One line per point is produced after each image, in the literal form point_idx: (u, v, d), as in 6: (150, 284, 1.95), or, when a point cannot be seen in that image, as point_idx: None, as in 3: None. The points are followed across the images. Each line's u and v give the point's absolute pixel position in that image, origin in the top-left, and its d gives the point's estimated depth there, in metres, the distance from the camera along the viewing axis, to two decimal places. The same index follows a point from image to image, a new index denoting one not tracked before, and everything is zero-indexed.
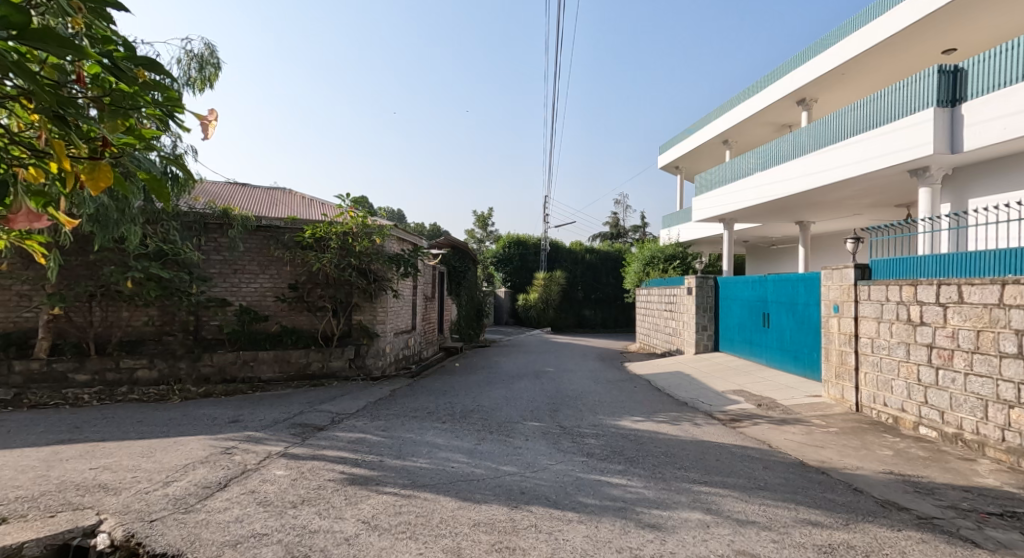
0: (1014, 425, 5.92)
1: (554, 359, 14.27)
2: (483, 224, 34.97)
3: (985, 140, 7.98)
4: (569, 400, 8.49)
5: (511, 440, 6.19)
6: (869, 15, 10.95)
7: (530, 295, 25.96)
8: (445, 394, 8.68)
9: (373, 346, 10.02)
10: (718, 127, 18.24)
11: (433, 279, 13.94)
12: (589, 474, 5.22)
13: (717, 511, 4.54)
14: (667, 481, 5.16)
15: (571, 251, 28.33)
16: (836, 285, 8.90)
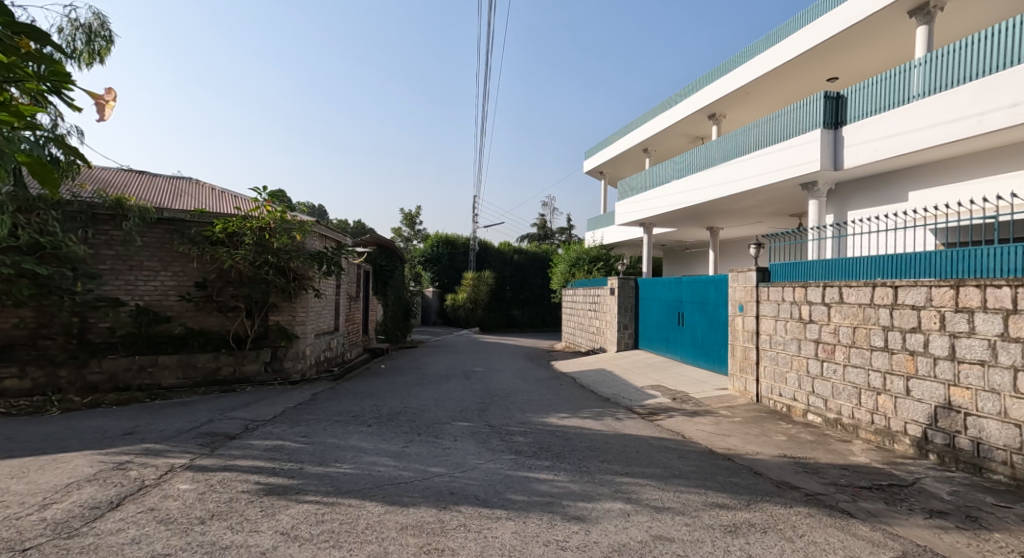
0: (880, 409, 6.82)
1: (482, 359, 14.67)
2: (411, 222, 34.82)
3: (861, 160, 9.08)
4: (497, 399, 8.92)
5: (440, 441, 6.54)
6: (768, 41, 12.04)
7: (458, 295, 26.14)
8: (372, 396, 8.88)
9: (292, 348, 10.03)
10: (639, 135, 19.25)
11: (357, 279, 13.99)
12: (517, 471, 5.65)
13: (636, 500, 5.08)
14: (591, 474, 5.67)
15: (499, 252, 28.91)
16: (740, 286, 9.79)
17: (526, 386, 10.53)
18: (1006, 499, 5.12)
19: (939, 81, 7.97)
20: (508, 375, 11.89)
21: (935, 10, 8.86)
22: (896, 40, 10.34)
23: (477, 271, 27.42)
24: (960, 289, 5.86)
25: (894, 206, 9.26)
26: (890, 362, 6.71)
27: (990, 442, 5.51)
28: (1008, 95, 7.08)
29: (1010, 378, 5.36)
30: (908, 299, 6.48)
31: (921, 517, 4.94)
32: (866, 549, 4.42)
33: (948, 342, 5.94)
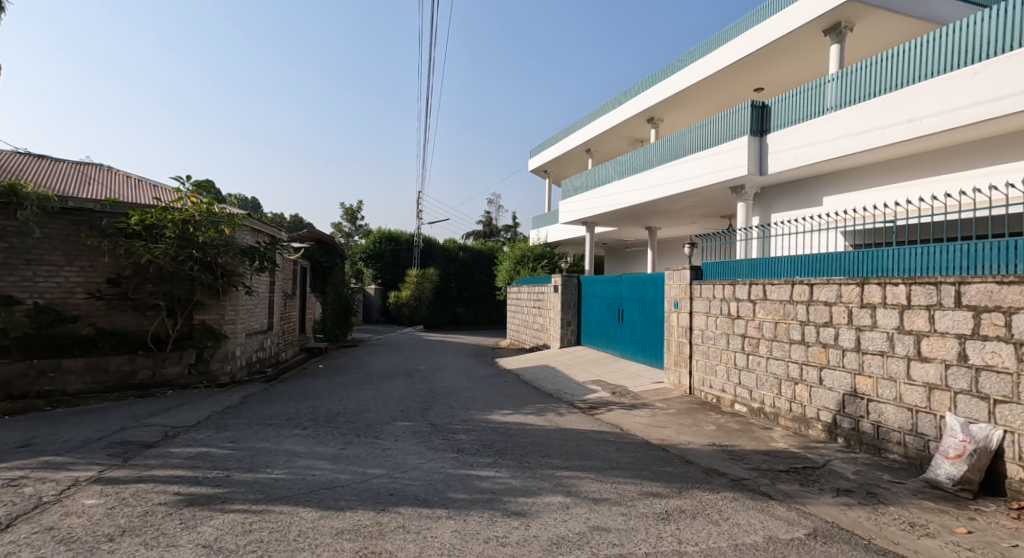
0: (798, 398, 7.35)
1: (426, 357, 14.72)
2: (352, 217, 34.26)
3: (781, 166, 9.72)
4: (441, 397, 9.09)
5: (380, 441, 6.23)
6: (702, 51, 12.64)
7: (402, 293, 25.90)
8: (307, 398, 8.64)
9: (219, 350, 9.49)
10: (581, 137, 19.75)
11: (293, 275, 13.70)
12: (458, 470, 5.38)
13: (576, 493, 5.00)
14: (532, 469, 5.53)
15: (444, 249, 28.90)
16: (676, 284, 10.27)
17: (470, 384, 10.70)
18: (900, 476, 5.61)
19: (850, 95, 8.68)
20: (453, 373, 12.02)
21: (846, 30, 9.68)
22: (813, 57, 11.17)
23: (421, 268, 27.30)
24: (864, 286, 6.39)
25: (810, 210, 9.95)
26: (805, 353, 7.25)
27: (888, 425, 6.04)
28: (905, 111, 7.78)
29: (905, 367, 5.87)
30: (822, 295, 7.01)
31: (830, 495, 5.27)
32: (782, 528, 4.59)
33: (855, 335, 6.49)
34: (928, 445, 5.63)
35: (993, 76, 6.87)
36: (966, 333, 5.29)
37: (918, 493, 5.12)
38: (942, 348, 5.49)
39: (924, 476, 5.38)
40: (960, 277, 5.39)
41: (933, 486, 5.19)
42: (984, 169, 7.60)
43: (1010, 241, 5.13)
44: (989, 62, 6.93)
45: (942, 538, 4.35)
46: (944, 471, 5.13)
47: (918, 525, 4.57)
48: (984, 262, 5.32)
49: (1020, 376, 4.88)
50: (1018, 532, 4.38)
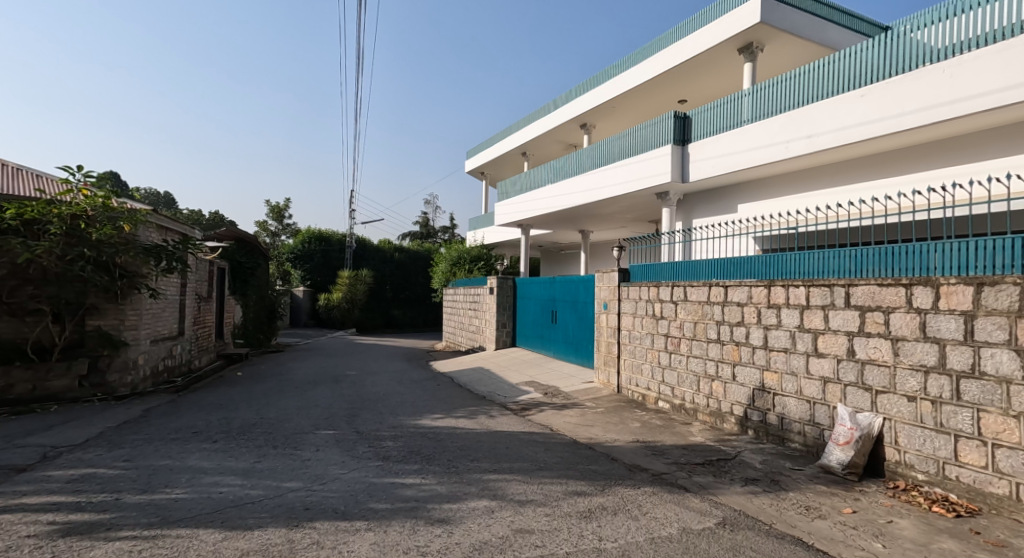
0: (714, 393, 7.76)
1: (358, 362, 14.50)
2: (278, 216, 33.11)
3: (700, 175, 10.23)
4: (370, 403, 9.06)
5: (300, 452, 6.14)
6: (630, 62, 13.13)
7: (332, 296, 25.14)
8: (221, 409, 8.33)
9: (117, 358, 8.84)
10: (516, 141, 20.05)
11: (209, 277, 13.18)
12: (382, 478, 5.41)
13: (501, 496, 5.13)
14: (460, 474, 5.62)
15: (379, 250, 28.52)
16: (605, 285, 10.58)
17: (401, 389, 10.64)
18: (800, 463, 6.06)
19: (760, 112, 9.29)
20: (384, 377, 11.92)
21: (757, 51, 10.44)
22: (729, 74, 11.97)
23: (355, 270, 26.80)
24: (771, 288, 6.86)
25: (726, 217, 10.51)
26: (721, 352, 7.66)
27: (790, 416, 6.50)
28: (805, 127, 8.41)
29: (805, 362, 6.34)
30: (735, 297, 7.43)
31: (739, 485, 5.62)
32: (695, 518, 4.89)
33: (763, 333, 6.93)
34: (823, 433, 6.11)
35: (878, 99, 7.54)
36: (855, 330, 5.77)
37: (814, 478, 5.56)
38: (835, 344, 5.96)
39: (821, 463, 5.82)
40: (849, 279, 5.88)
41: (827, 471, 5.64)
42: (875, 182, 8.27)
43: (888, 247, 5.61)
44: (873, 87, 7.62)
45: (831, 519, 4.75)
46: (835, 457, 5.59)
47: (813, 508, 4.97)
48: (867, 266, 5.80)
49: (896, 368, 5.36)
50: (894, 509, 4.85)
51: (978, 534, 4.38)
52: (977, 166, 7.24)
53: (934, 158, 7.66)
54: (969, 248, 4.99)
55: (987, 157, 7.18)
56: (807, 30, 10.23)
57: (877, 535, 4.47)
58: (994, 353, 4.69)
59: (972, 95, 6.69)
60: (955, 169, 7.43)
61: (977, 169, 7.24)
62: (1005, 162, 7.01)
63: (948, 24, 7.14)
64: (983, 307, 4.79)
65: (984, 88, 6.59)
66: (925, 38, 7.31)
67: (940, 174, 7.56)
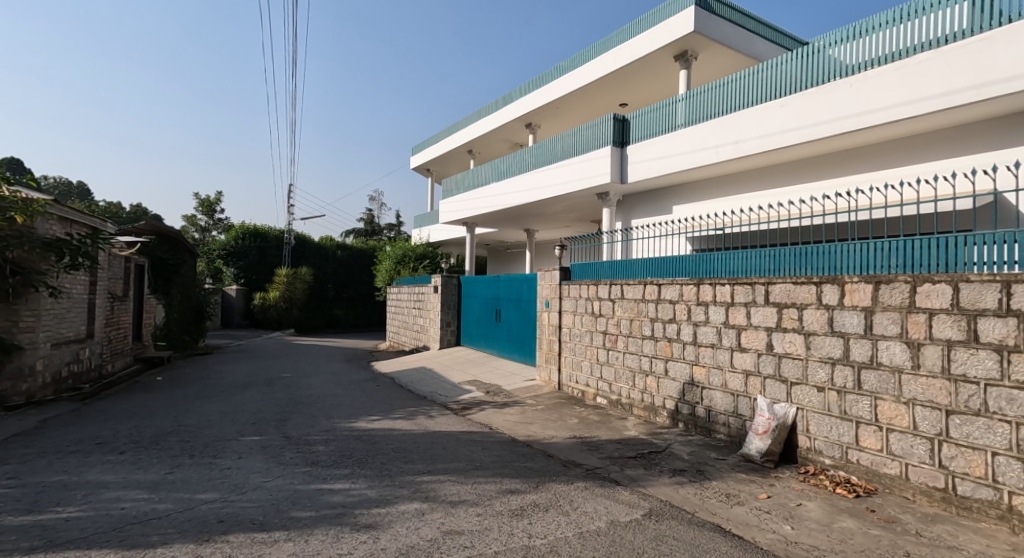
0: (648, 388, 7.99)
1: (294, 364, 14.16)
2: (208, 210, 31.81)
3: (637, 177, 10.48)
4: (303, 406, 8.89)
5: (219, 461, 5.99)
6: (573, 64, 13.33)
7: (269, 295, 24.38)
8: (134, 417, 8.00)
9: (12, 364, 8.34)
10: (461, 138, 19.99)
11: (124, 275, 12.63)
12: (309, 485, 5.34)
13: (433, 498, 5.16)
14: (393, 477, 5.61)
15: (320, 248, 27.97)
16: (546, 283, 10.67)
17: (337, 391, 10.47)
18: (724, 453, 6.34)
19: (692, 117, 9.62)
20: (320, 379, 11.69)
21: (691, 59, 10.83)
22: (665, 79, 12.32)
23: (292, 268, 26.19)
24: (700, 286, 7.12)
25: (660, 217, 10.84)
26: (654, 348, 7.89)
27: (716, 409, 6.79)
28: (732, 133, 8.75)
29: (730, 356, 6.62)
30: (667, 295, 7.66)
31: (667, 476, 5.83)
32: (623, 511, 5.05)
33: (693, 330, 7.18)
34: (745, 423, 6.42)
35: (794, 109, 7.96)
36: (773, 326, 6.08)
37: (735, 467, 5.84)
38: (756, 339, 6.26)
39: (742, 451, 6.11)
40: (769, 277, 6.18)
41: (747, 460, 5.92)
42: (792, 188, 8.76)
43: (803, 248, 5.92)
44: (792, 96, 8.01)
45: (748, 505, 5.01)
46: (755, 446, 5.87)
47: (732, 495, 5.23)
48: (785, 265, 6.11)
49: (808, 361, 5.67)
50: (803, 492, 5.15)
51: (873, 512, 4.71)
52: (879, 174, 7.79)
53: (847, 165, 8.13)
54: (870, 249, 5.34)
55: (888, 166, 7.73)
56: (734, 40, 10.66)
57: (787, 518, 4.74)
58: (889, 345, 5.04)
59: (875, 109, 7.18)
60: (861, 176, 7.97)
61: (879, 177, 7.79)
62: (903, 171, 7.58)
63: (860, 41, 7.61)
64: (881, 303, 5.13)
65: (884, 103, 7.09)
66: (840, 54, 7.77)
67: (847, 181, 8.09)
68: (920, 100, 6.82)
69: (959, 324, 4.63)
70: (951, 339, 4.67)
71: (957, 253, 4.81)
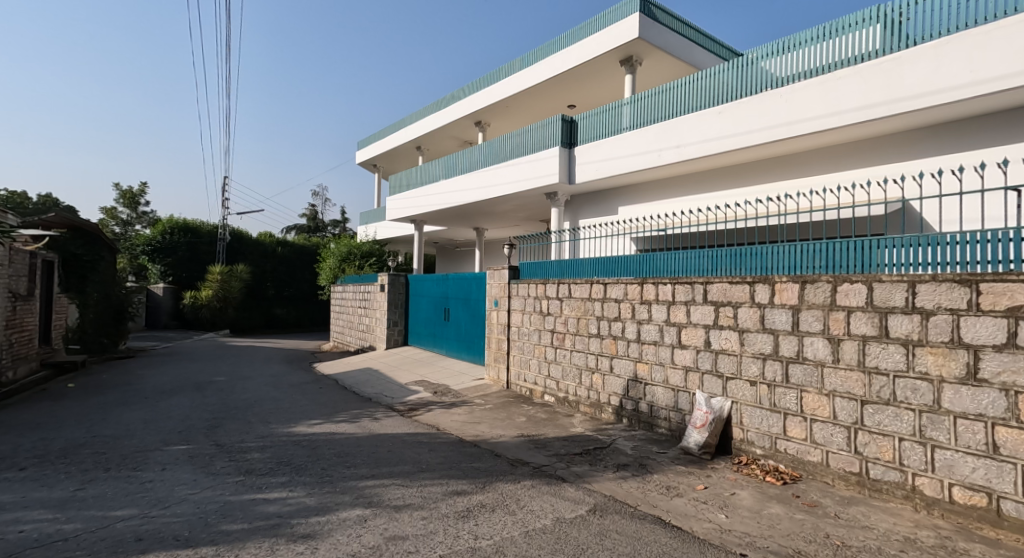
0: (594, 386, 8.17)
1: (230, 367, 13.74)
2: (132, 201, 30.41)
3: (584, 178, 10.68)
4: (237, 412, 8.67)
5: (139, 474, 5.80)
6: (521, 64, 13.45)
7: (201, 295, 23.51)
8: (43, 429, 7.62)
9: None
10: (409, 134, 19.79)
11: (29, 272, 11.97)
12: (241, 495, 5.25)
13: (377, 503, 5.15)
14: (333, 483, 5.58)
15: (259, 245, 27.15)
16: (495, 282, 10.72)
17: (274, 394, 10.24)
18: (665, 446, 6.58)
19: (637, 121, 9.89)
20: (256, 383, 11.40)
21: (636, 64, 11.11)
22: (610, 81, 12.57)
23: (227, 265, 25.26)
24: (643, 285, 7.34)
25: (607, 217, 11.09)
26: (600, 346, 8.08)
27: (658, 404, 7.03)
28: (673, 138, 9.06)
29: (671, 353, 6.86)
30: (613, 293, 7.86)
31: (612, 471, 6.00)
32: (569, 508, 5.18)
33: (637, 327, 7.40)
34: (684, 418, 6.68)
35: (729, 116, 8.33)
36: (710, 323, 6.34)
37: (675, 460, 6.06)
38: (694, 336, 6.51)
39: (681, 445, 6.35)
40: (707, 277, 6.42)
41: (686, 452, 6.15)
42: (728, 192, 9.13)
43: (738, 249, 6.21)
44: (729, 105, 8.36)
45: (687, 496, 5.22)
46: (693, 439, 6.08)
47: (672, 487, 5.44)
48: (721, 266, 6.36)
49: (742, 356, 5.95)
50: (737, 482, 5.41)
51: (798, 498, 5.01)
52: (808, 181, 8.21)
53: (779, 172, 8.53)
54: (799, 250, 5.66)
55: (815, 174, 8.16)
56: (676, 48, 11.02)
57: (721, 507, 4.97)
58: (813, 341, 5.36)
59: (802, 120, 7.57)
60: (791, 182, 8.38)
61: (808, 183, 8.21)
62: (828, 178, 8.02)
63: (787, 56, 8.02)
64: (806, 301, 5.45)
65: (811, 114, 7.49)
66: (770, 67, 8.18)
67: (779, 186, 8.50)
68: (840, 113, 7.24)
69: (872, 321, 4.97)
70: (866, 335, 5.00)
71: (873, 255, 5.15)
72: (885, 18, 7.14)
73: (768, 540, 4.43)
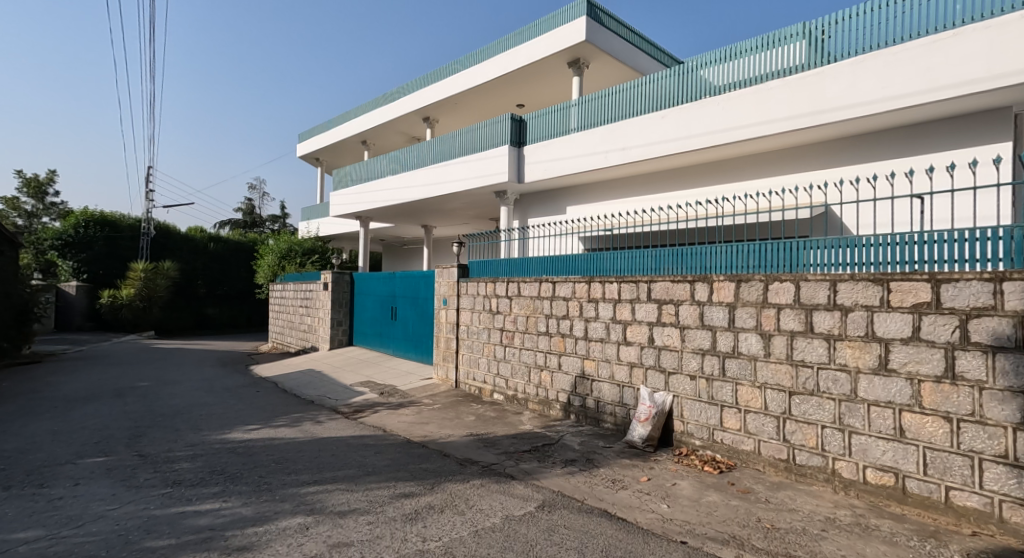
0: (543, 383, 8.32)
1: (158, 371, 13.21)
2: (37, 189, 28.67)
3: (533, 177, 10.82)
4: (163, 419, 8.39)
5: (49, 490, 5.55)
6: (469, 61, 13.48)
7: (121, 292, 22.01)
8: None
9: None
10: (353, 128, 19.46)
11: None
12: (168, 509, 5.13)
13: (320, 509, 5.13)
14: (272, 491, 5.52)
15: (188, 239, 25.70)
16: (445, 281, 10.71)
17: (206, 399, 9.93)
18: (610, 441, 6.79)
19: (584, 124, 10.12)
20: (185, 388, 11.03)
21: (583, 66, 11.34)
22: (558, 83, 12.76)
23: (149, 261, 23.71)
24: (591, 283, 7.53)
25: (556, 217, 11.27)
26: (549, 344, 8.23)
27: (605, 399, 7.24)
28: (619, 140, 9.30)
29: (616, 350, 7.07)
30: (561, 292, 8.02)
31: (560, 467, 6.16)
32: (518, 505, 5.29)
33: (584, 325, 7.58)
34: (629, 412, 6.91)
35: (671, 121, 8.63)
36: (654, 321, 6.57)
37: (620, 453, 6.27)
38: (638, 333, 6.74)
39: (626, 439, 6.57)
40: (651, 276, 6.66)
41: (631, 446, 6.37)
42: (670, 194, 9.46)
43: (680, 249, 6.45)
44: (671, 109, 8.65)
45: (631, 488, 5.42)
46: (637, 433, 6.32)
47: (617, 480, 5.63)
48: (664, 265, 6.59)
49: (683, 352, 6.21)
50: (678, 472, 5.65)
51: (733, 485, 5.28)
52: (743, 184, 8.61)
53: (717, 175, 8.91)
54: (735, 250, 5.95)
55: (750, 178, 8.56)
56: (621, 52, 11.32)
57: (663, 497, 5.19)
58: (746, 336, 5.66)
59: (737, 126, 7.93)
60: (728, 186, 8.77)
61: (743, 187, 8.61)
62: (761, 183, 8.43)
63: (722, 66, 8.38)
64: (741, 299, 5.73)
65: (746, 121, 7.86)
66: (707, 75, 8.52)
67: (718, 189, 8.87)
68: (771, 120, 7.63)
69: (799, 317, 5.29)
70: (794, 330, 5.32)
71: (801, 255, 5.49)
72: (809, 35, 7.59)
73: (706, 527, 4.66)
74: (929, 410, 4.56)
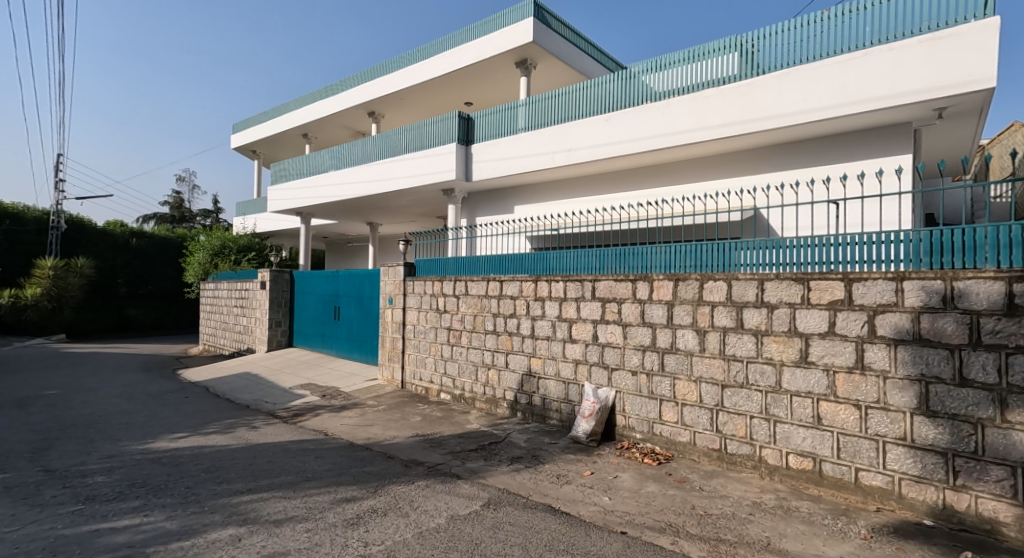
0: (490, 382, 8.39)
1: (74, 378, 12.53)
2: None
3: (480, 176, 10.88)
4: (74, 430, 7.99)
5: None
6: (416, 57, 13.40)
7: (26, 292, 20.53)
8: None
9: None
10: (292, 121, 18.96)
11: None
12: (79, 528, 4.92)
13: (253, 519, 5.04)
14: (200, 503, 5.38)
15: (106, 234, 24.32)
16: (391, 280, 10.63)
17: (126, 408, 9.51)
18: (556, 437, 6.94)
19: (530, 125, 10.27)
20: (102, 396, 10.52)
21: (529, 67, 11.48)
22: (506, 82, 12.87)
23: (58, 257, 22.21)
24: (537, 282, 7.66)
25: (503, 216, 11.37)
26: (496, 342, 8.32)
27: (550, 396, 7.38)
28: (565, 142, 9.49)
29: (562, 347, 7.22)
30: (508, 290, 8.13)
31: (506, 464, 6.25)
32: (463, 504, 5.35)
33: (531, 323, 7.70)
34: (574, 408, 7.09)
35: (615, 124, 8.87)
36: (598, 319, 6.76)
37: (565, 449, 6.42)
38: (583, 331, 6.91)
39: (571, 435, 6.73)
40: (596, 275, 6.84)
41: (575, 441, 6.53)
42: (613, 196, 9.72)
43: (623, 249, 6.65)
44: (615, 112, 8.90)
45: (575, 483, 5.57)
46: (581, 429, 6.49)
47: (562, 476, 5.77)
48: (608, 264, 6.78)
49: (625, 348, 6.41)
50: (619, 465, 5.84)
51: (670, 475, 5.51)
52: (681, 188, 8.94)
53: (657, 179, 9.22)
54: (674, 251, 6.19)
55: (687, 181, 8.90)
56: (566, 54, 11.51)
57: (605, 490, 5.36)
58: (683, 333, 5.90)
59: (676, 132, 8.23)
60: (667, 189, 9.09)
61: (681, 190, 8.95)
62: (698, 186, 8.78)
63: (662, 73, 8.68)
64: (679, 297, 5.97)
65: (684, 127, 8.17)
66: (649, 81, 8.81)
67: (657, 192, 9.19)
68: (707, 127, 7.96)
69: (731, 314, 5.57)
70: (726, 326, 5.59)
71: (734, 255, 5.76)
72: (742, 48, 7.96)
73: (644, 517, 4.85)
74: (843, 399, 4.89)
